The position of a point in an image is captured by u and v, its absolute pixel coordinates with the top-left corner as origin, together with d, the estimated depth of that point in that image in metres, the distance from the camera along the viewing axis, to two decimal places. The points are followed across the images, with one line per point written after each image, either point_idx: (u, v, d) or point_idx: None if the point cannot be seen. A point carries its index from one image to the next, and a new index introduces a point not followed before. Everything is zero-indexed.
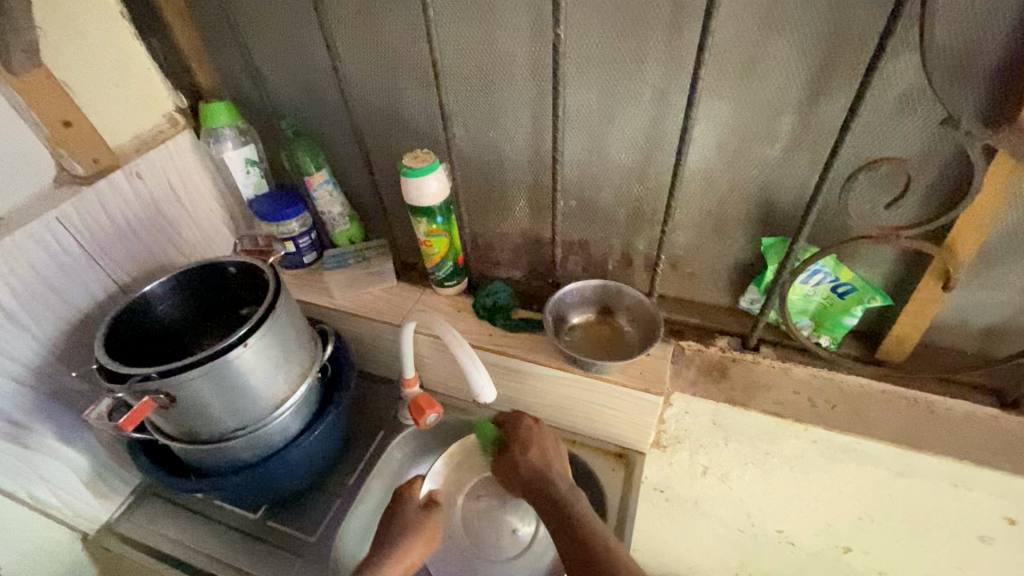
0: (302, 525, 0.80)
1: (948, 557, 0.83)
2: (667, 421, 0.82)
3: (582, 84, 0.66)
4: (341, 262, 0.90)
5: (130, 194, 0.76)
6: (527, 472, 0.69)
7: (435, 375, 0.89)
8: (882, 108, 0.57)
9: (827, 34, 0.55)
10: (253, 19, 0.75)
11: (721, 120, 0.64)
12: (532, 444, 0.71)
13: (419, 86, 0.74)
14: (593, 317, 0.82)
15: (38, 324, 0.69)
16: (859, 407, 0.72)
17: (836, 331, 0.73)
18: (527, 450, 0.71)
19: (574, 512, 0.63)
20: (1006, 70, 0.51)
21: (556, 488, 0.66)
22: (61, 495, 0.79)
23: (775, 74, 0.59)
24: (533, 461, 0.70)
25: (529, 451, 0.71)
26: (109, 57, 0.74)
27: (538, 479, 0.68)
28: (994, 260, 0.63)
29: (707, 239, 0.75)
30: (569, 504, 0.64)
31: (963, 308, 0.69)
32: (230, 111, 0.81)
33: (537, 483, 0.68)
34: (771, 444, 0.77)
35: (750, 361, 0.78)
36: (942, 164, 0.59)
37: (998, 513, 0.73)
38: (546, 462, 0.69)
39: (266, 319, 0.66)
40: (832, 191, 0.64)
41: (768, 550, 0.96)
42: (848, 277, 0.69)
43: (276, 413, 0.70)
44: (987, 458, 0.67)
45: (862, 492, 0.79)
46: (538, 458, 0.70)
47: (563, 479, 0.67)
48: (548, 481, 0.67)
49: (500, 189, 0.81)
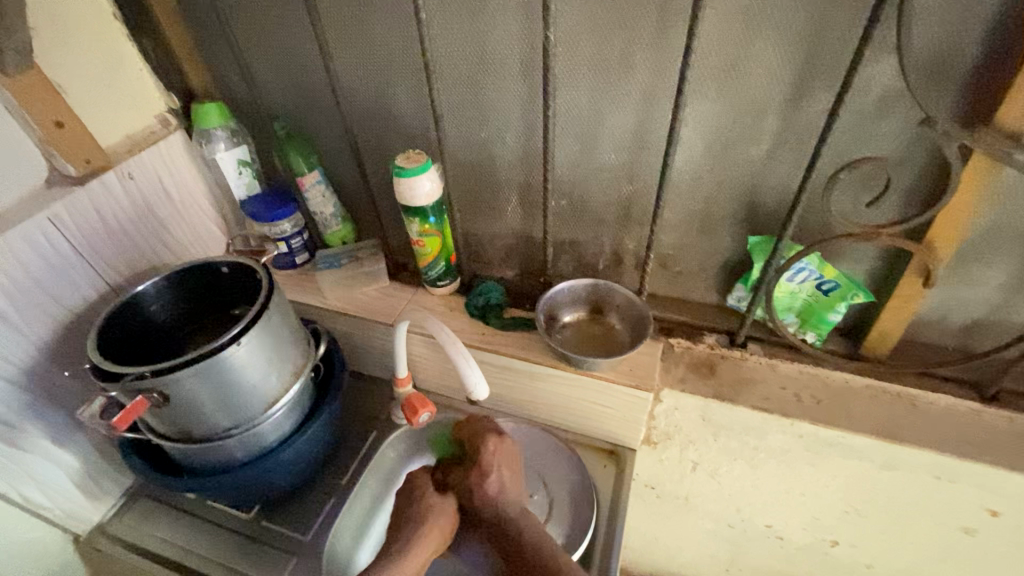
0: (296, 524, 0.81)
1: (932, 549, 0.85)
2: (657, 418, 0.83)
3: (571, 86, 0.68)
4: (333, 264, 0.91)
5: (122, 195, 0.76)
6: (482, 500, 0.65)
7: (428, 375, 0.90)
8: (863, 109, 0.59)
9: (809, 37, 0.56)
10: (245, 20, 0.76)
11: (706, 121, 0.65)
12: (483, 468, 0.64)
13: (410, 88, 0.75)
14: (585, 316, 0.83)
15: (30, 324, 0.69)
16: (845, 402, 0.74)
17: (821, 327, 0.75)
18: (478, 477, 0.64)
19: (529, 548, 0.61)
20: (982, 73, 0.53)
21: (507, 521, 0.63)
22: (52, 496, 0.79)
23: (759, 75, 0.60)
24: (484, 495, 0.63)
25: (484, 480, 0.64)
26: (100, 58, 0.74)
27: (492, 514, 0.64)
28: (974, 257, 0.65)
29: (694, 238, 0.77)
30: (526, 541, 0.62)
31: (944, 304, 0.70)
32: (221, 111, 0.82)
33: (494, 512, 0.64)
34: (759, 439, 0.78)
35: (738, 357, 0.79)
36: (921, 164, 0.60)
37: (980, 505, 0.74)
38: (499, 493, 0.63)
39: (259, 318, 0.66)
40: (815, 191, 0.66)
41: (757, 544, 0.98)
42: (832, 275, 0.70)
43: (270, 412, 0.70)
44: (969, 451, 0.69)
45: (848, 486, 0.80)
46: (493, 488, 0.63)
47: (514, 507, 0.64)
48: (502, 515, 0.64)
49: (491, 190, 0.82)
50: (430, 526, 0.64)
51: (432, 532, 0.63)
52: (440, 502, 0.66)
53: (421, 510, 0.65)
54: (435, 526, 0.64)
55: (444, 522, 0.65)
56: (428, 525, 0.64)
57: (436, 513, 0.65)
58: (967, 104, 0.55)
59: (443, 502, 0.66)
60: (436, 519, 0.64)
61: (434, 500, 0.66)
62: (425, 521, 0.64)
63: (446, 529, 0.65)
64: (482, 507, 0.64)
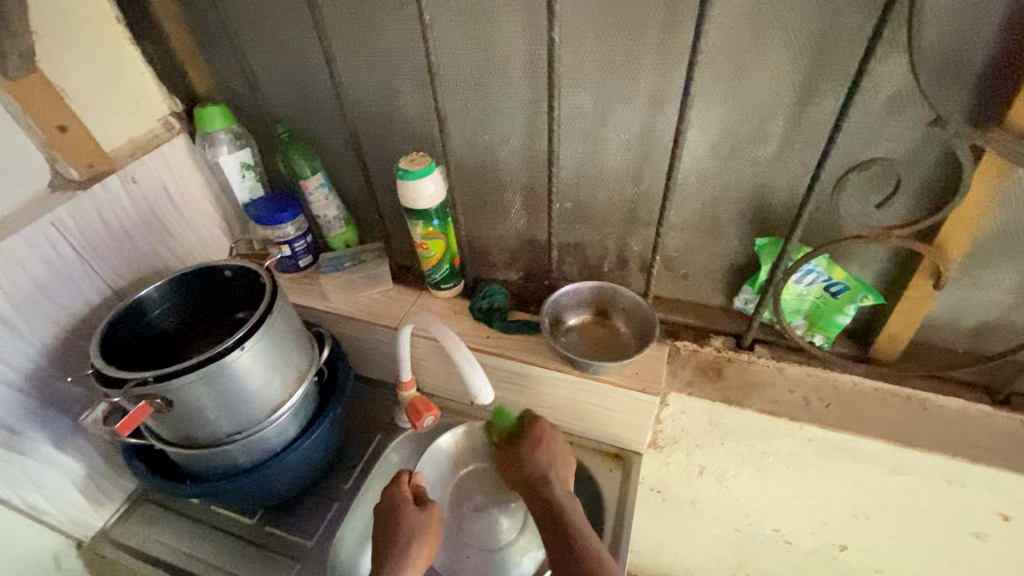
0: (300, 529, 0.80)
1: (942, 554, 0.84)
2: (664, 422, 0.82)
3: (576, 88, 0.67)
4: (336, 267, 0.90)
5: (126, 199, 0.76)
6: (529, 471, 0.68)
7: (432, 378, 0.90)
8: (871, 109, 0.58)
9: (817, 38, 0.56)
10: (248, 23, 0.75)
11: (713, 122, 0.64)
12: (544, 444, 0.70)
13: (414, 90, 0.75)
14: (590, 319, 0.82)
15: (33, 329, 0.69)
16: (854, 405, 0.73)
17: (830, 329, 0.74)
18: (539, 450, 0.70)
19: (563, 516, 0.63)
20: (994, 72, 0.52)
21: (554, 490, 0.65)
22: (55, 502, 0.78)
23: (766, 76, 0.59)
24: (539, 463, 0.68)
25: (540, 450, 0.70)
26: (103, 62, 0.74)
27: (537, 479, 0.67)
28: (985, 258, 0.64)
29: (701, 240, 0.76)
30: (563, 509, 0.63)
31: (953, 306, 0.70)
32: (224, 115, 0.81)
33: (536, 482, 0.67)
34: (767, 443, 0.78)
35: (745, 360, 0.79)
36: (930, 165, 0.59)
37: (992, 510, 0.74)
38: (552, 468, 0.68)
39: (263, 323, 0.66)
40: (824, 192, 0.65)
41: (764, 549, 0.97)
42: (840, 276, 0.70)
43: (273, 417, 0.70)
44: (982, 455, 0.68)
45: (857, 490, 0.79)
46: (546, 460, 0.68)
47: (561, 485, 0.66)
48: (545, 481, 0.66)
49: (495, 192, 0.81)
50: (418, 539, 0.67)
51: (419, 545, 0.67)
52: (420, 514, 0.70)
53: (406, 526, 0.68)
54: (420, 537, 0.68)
55: (426, 532, 0.68)
56: (415, 535, 0.67)
57: (415, 527, 0.68)
58: (978, 105, 0.55)
59: (424, 516, 0.70)
60: (415, 529, 0.68)
61: (414, 512, 0.70)
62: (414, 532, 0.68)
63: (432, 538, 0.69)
64: (533, 468, 0.68)
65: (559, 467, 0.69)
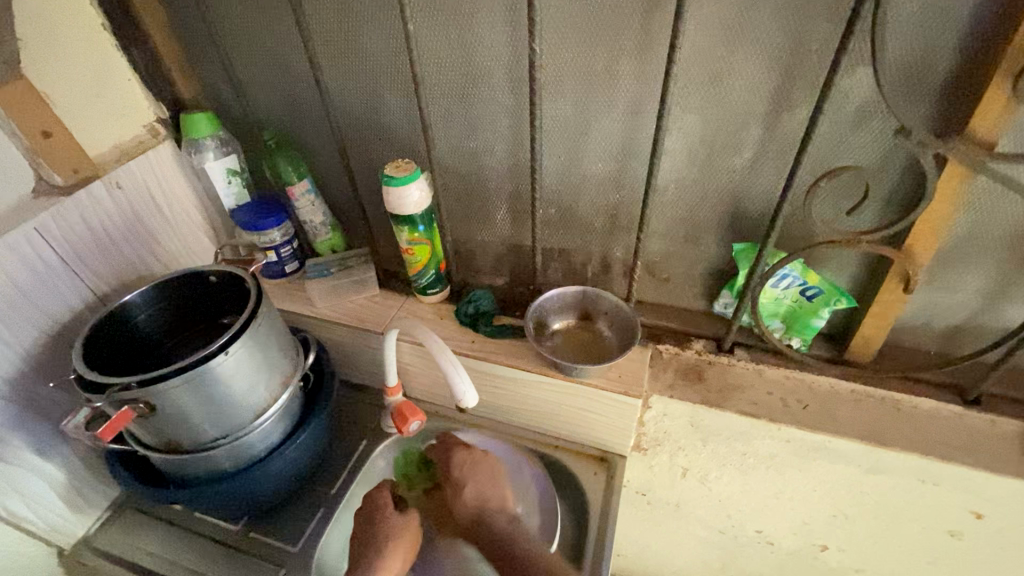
0: (284, 534, 0.80)
1: (919, 552, 0.86)
2: (647, 424, 0.84)
3: (558, 97, 0.68)
4: (324, 272, 0.91)
5: (110, 205, 0.76)
6: (464, 514, 0.72)
7: (417, 383, 0.90)
8: (842, 119, 0.60)
9: (788, 49, 0.58)
10: (235, 31, 0.76)
11: (690, 132, 0.66)
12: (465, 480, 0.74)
13: (401, 99, 0.76)
14: (574, 323, 0.84)
15: (14, 335, 0.68)
16: (831, 406, 0.75)
17: (806, 332, 0.76)
18: (464, 489, 0.73)
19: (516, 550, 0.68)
20: (954, 85, 0.55)
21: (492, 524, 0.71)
22: (37, 510, 0.78)
23: (741, 86, 0.61)
24: (469, 504, 0.72)
25: (465, 488, 0.73)
26: (88, 70, 0.74)
27: (473, 517, 0.72)
28: (952, 263, 0.66)
29: (680, 246, 0.78)
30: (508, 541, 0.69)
31: (924, 309, 0.72)
32: (210, 121, 0.82)
33: (476, 519, 0.72)
34: (747, 444, 0.79)
35: (726, 363, 0.80)
36: (898, 174, 0.62)
37: (964, 508, 0.75)
38: (483, 499, 0.73)
39: (247, 327, 0.66)
40: (797, 199, 0.67)
41: (748, 550, 0.99)
42: (815, 280, 0.72)
43: (257, 421, 0.70)
44: (951, 454, 0.70)
45: (835, 490, 0.81)
46: (473, 492, 0.73)
47: (501, 516, 0.71)
48: (484, 516, 0.72)
49: (480, 198, 0.83)
50: (392, 545, 0.69)
51: (392, 554, 0.69)
52: (397, 521, 0.71)
53: (381, 531, 0.70)
54: (394, 547, 0.70)
55: (403, 539, 0.70)
56: (392, 541, 0.70)
57: (392, 534, 0.70)
58: (941, 116, 0.57)
59: (401, 520, 0.72)
60: (393, 540, 0.70)
61: (394, 518, 0.72)
62: (387, 540, 0.69)
63: (407, 542, 0.71)
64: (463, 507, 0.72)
65: (490, 495, 0.73)
